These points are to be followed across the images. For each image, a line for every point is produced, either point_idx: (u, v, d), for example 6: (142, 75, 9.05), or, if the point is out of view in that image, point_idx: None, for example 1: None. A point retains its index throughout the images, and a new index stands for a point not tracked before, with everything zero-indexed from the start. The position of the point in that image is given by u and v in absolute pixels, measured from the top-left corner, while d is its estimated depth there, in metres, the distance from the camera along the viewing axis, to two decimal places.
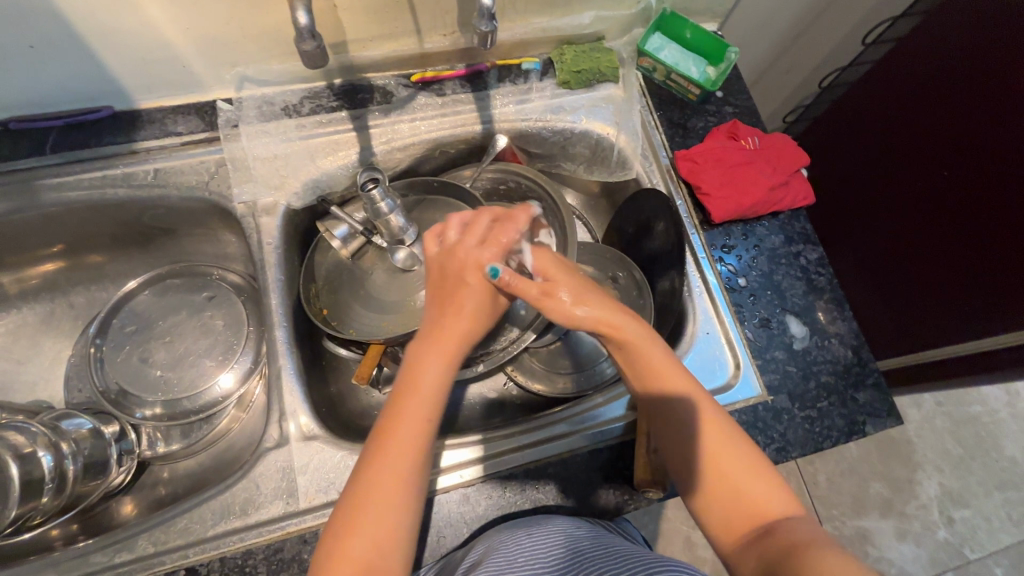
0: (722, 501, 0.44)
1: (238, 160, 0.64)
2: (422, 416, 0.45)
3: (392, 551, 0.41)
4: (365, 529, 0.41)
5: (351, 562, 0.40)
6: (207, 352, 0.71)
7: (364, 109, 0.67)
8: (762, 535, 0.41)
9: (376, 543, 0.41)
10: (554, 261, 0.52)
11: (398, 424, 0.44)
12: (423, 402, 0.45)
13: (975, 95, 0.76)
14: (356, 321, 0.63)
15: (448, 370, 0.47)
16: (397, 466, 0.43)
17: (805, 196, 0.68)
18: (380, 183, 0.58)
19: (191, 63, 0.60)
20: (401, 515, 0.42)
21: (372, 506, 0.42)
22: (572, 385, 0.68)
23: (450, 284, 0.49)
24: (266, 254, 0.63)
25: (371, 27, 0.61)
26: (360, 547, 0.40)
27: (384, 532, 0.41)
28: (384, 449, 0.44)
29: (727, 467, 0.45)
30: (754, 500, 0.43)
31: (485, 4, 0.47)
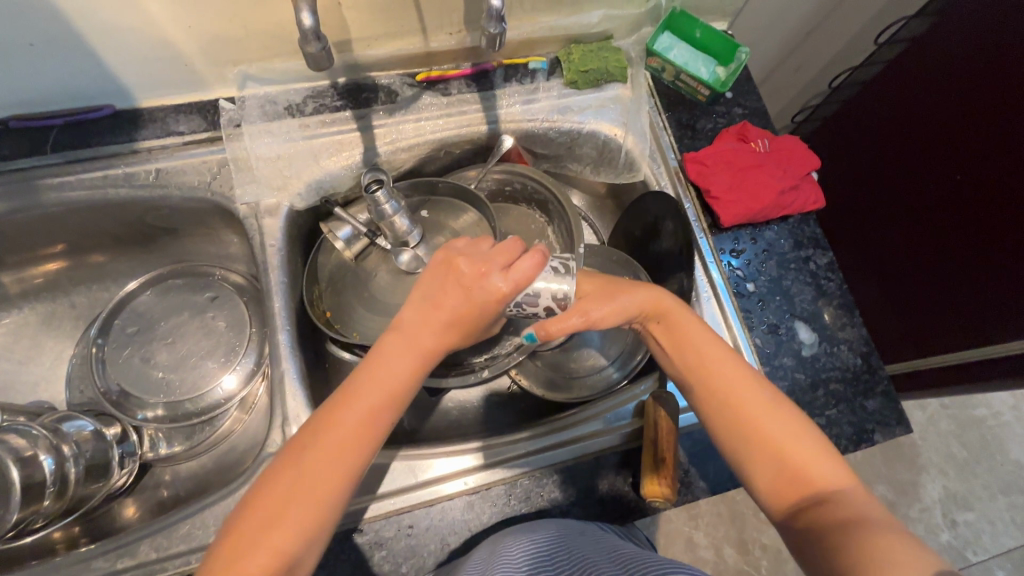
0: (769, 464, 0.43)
1: (240, 160, 0.63)
2: (370, 418, 0.44)
3: (309, 546, 0.41)
4: (293, 519, 0.40)
5: (266, 553, 0.39)
6: (210, 352, 0.70)
7: (368, 109, 0.66)
8: (819, 501, 0.40)
9: (296, 532, 0.40)
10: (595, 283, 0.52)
11: (347, 414, 0.43)
12: (375, 409, 0.44)
13: (998, 94, 0.73)
14: (359, 323, 0.63)
15: (413, 378, 0.46)
16: (332, 465, 0.42)
17: (817, 200, 0.67)
18: (384, 184, 0.58)
19: (194, 60, 0.59)
20: (329, 510, 0.42)
21: (303, 500, 0.41)
22: (577, 391, 0.67)
23: (449, 283, 0.46)
24: (269, 256, 0.62)
25: (378, 25, 0.60)
26: (280, 536, 0.40)
27: (309, 525, 0.41)
28: (326, 439, 0.43)
29: (777, 431, 0.44)
30: (801, 465, 0.42)
31: (495, 5, 0.46)
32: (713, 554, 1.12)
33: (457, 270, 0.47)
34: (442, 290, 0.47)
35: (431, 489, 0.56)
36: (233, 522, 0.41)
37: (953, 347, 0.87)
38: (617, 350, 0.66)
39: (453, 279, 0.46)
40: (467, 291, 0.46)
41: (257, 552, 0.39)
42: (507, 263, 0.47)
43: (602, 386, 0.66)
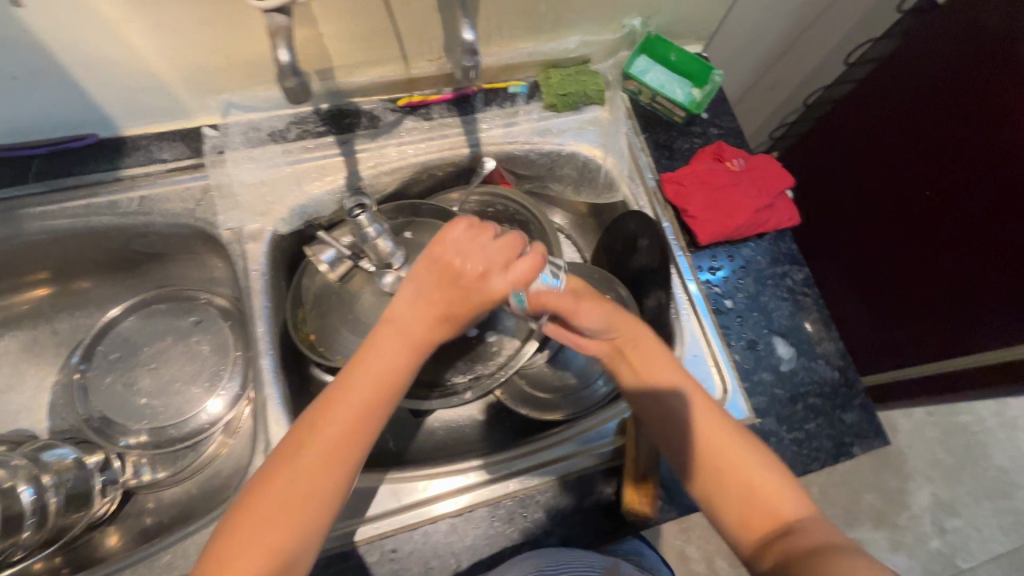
0: (731, 495, 0.45)
1: (224, 187, 0.64)
2: (369, 415, 0.44)
3: (304, 549, 0.41)
4: (287, 522, 0.40)
5: (259, 557, 0.39)
6: (194, 377, 0.70)
7: (351, 134, 0.67)
8: (784, 534, 0.42)
9: (289, 537, 0.40)
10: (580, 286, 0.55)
11: (340, 411, 0.43)
12: (373, 407, 0.43)
13: (962, 113, 0.76)
14: (343, 347, 0.64)
15: (411, 373, 0.45)
16: (329, 465, 0.42)
17: (791, 217, 0.69)
18: (368, 208, 0.60)
19: (177, 89, 0.60)
20: (325, 511, 0.42)
21: (298, 501, 0.41)
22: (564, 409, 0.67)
23: (446, 283, 0.44)
24: (252, 281, 0.63)
25: (360, 53, 0.62)
26: (275, 540, 0.40)
27: (305, 528, 0.41)
28: (320, 438, 0.42)
29: (741, 472, 0.46)
30: (763, 494, 0.44)
31: (468, 39, 0.47)
32: (705, 567, 1.12)
33: (455, 274, 0.44)
34: (439, 287, 0.44)
35: (425, 508, 0.56)
36: (227, 524, 0.41)
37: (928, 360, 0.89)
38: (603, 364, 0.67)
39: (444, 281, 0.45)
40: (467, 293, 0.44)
41: (251, 554, 0.39)
42: (507, 261, 0.45)
43: (588, 404, 0.66)
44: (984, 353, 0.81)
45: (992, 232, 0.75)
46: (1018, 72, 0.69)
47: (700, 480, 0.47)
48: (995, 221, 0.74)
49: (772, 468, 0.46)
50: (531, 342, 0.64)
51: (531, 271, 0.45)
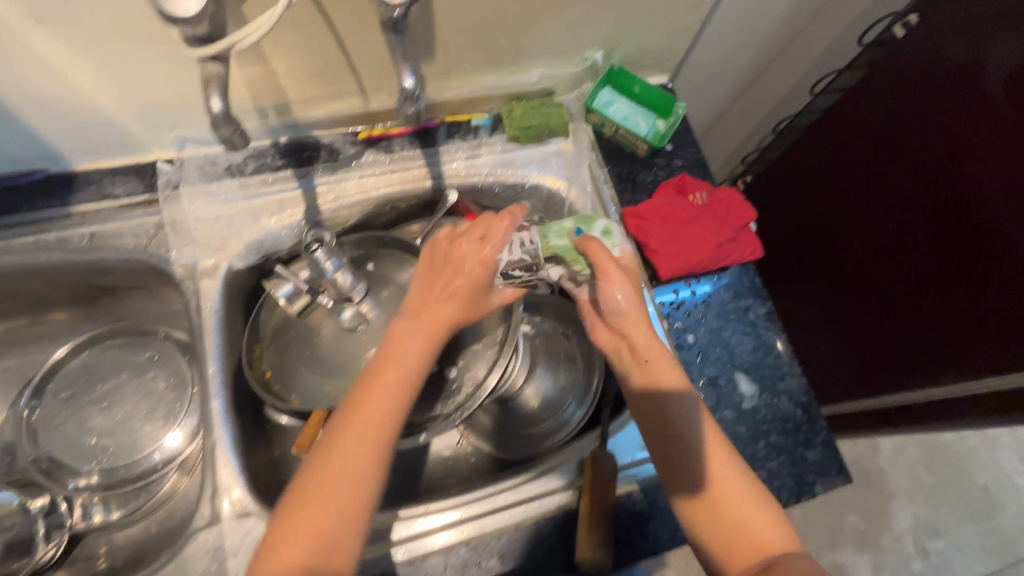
0: (723, 520, 0.47)
1: (177, 222, 0.63)
2: (395, 392, 0.47)
3: (348, 528, 0.43)
4: (330, 500, 0.43)
5: (305, 538, 0.42)
6: (149, 415, 0.68)
7: (310, 167, 0.67)
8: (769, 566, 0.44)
9: (333, 516, 0.43)
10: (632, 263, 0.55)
11: (369, 392, 0.47)
12: (398, 383, 0.47)
13: (922, 142, 0.77)
14: (300, 386, 0.63)
15: (429, 350, 0.49)
16: (364, 444, 0.45)
17: (754, 250, 0.69)
18: (323, 244, 0.61)
19: (127, 125, 0.59)
20: (366, 487, 0.44)
21: (341, 478, 0.44)
22: (540, 439, 0.68)
23: (439, 269, 0.50)
24: (205, 319, 0.61)
25: (315, 88, 0.61)
26: (319, 520, 0.42)
27: (348, 508, 0.43)
28: (355, 418, 0.46)
29: (737, 506, 0.47)
30: (754, 529, 0.46)
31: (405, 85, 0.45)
32: None
33: (443, 256, 0.51)
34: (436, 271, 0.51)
35: (422, 540, 0.56)
36: (280, 510, 0.44)
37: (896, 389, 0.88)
38: (574, 389, 0.70)
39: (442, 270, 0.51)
40: (458, 267, 0.50)
41: (300, 534, 0.42)
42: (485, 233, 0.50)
43: (564, 430, 0.68)
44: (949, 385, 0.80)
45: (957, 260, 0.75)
46: (974, 103, 0.70)
47: (693, 497, 0.49)
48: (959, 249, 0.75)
49: (767, 505, 0.48)
50: (494, 372, 0.63)
51: (503, 230, 0.50)
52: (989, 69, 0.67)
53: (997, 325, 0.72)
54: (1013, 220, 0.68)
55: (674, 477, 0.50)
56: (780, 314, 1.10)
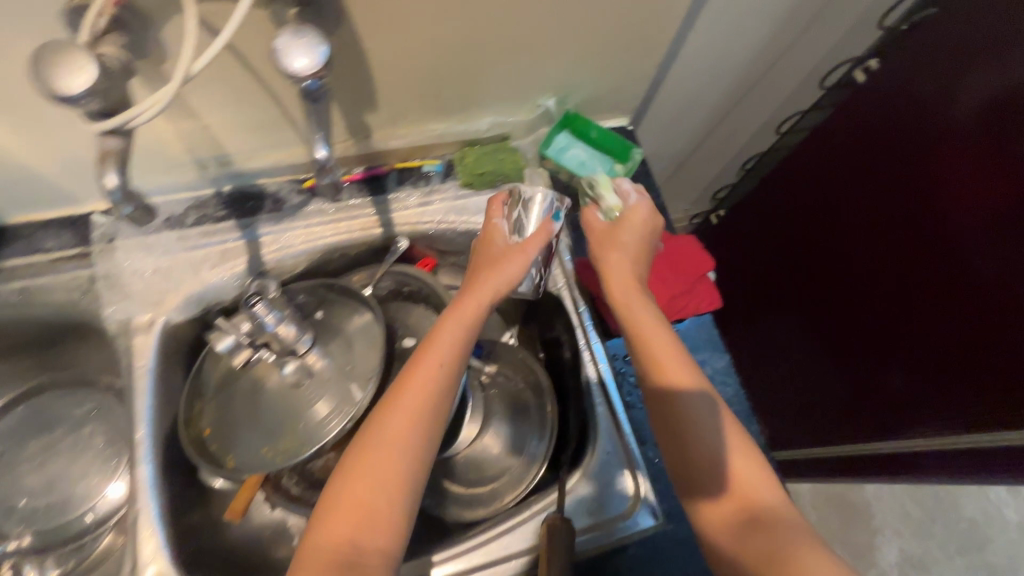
0: (708, 476, 0.45)
1: (112, 275, 0.61)
2: (438, 361, 0.48)
3: (393, 496, 0.43)
4: (374, 460, 0.44)
5: (349, 502, 0.42)
6: (84, 473, 0.66)
7: (254, 218, 0.65)
8: (757, 525, 0.42)
9: (377, 482, 0.43)
10: (634, 232, 0.59)
11: (421, 360, 0.48)
12: (448, 354, 0.48)
13: (895, 182, 0.74)
14: (241, 448, 0.60)
15: (472, 327, 0.50)
16: (408, 411, 0.46)
17: (712, 301, 0.67)
18: (264, 297, 0.57)
19: (57, 180, 0.57)
20: (408, 454, 0.45)
21: (383, 446, 0.44)
22: (507, 492, 0.64)
23: (484, 255, 0.56)
24: (137, 378, 0.59)
25: (254, 140, 0.60)
26: (364, 481, 0.43)
27: (394, 474, 0.44)
28: (405, 385, 0.47)
29: (723, 462, 0.45)
30: (741, 481, 0.44)
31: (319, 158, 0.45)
32: None
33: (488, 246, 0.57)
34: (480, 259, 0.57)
35: None
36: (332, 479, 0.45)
37: (868, 439, 0.84)
38: (539, 427, 0.67)
39: (483, 252, 0.57)
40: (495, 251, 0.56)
41: (344, 496, 0.43)
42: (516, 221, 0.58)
43: (528, 476, 0.64)
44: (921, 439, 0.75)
45: (932, 304, 0.71)
46: (944, 144, 0.67)
47: (678, 460, 0.47)
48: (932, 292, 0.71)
49: (760, 465, 0.45)
50: None
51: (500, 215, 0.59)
52: (958, 105, 0.65)
53: (970, 370, 0.68)
54: (984, 259, 0.65)
55: (669, 441, 0.48)
56: (761, 352, 1.11)
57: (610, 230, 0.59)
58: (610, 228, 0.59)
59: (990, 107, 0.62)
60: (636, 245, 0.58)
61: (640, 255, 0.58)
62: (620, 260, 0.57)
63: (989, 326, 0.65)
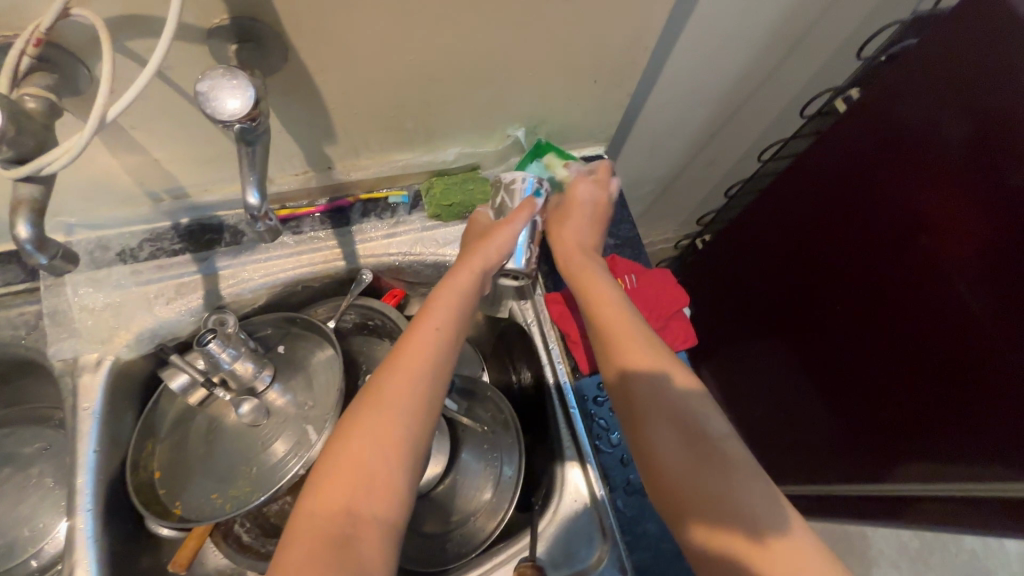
0: (660, 407, 0.46)
1: (60, 313, 0.59)
2: (433, 328, 0.47)
3: (392, 464, 0.41)
4: (371, 425, 0.42)
5: (346, 465, 0.40)
6: (30, 516, 0.63)
7: (211, 251, 0.63)
8: (707, 458, 0.43)
9: (377, 444, 0.41)
10: (587, 201, 0.63)
11: (416, 327, 0.47)
12: (444, 324, 0.48)
13: (883, 214, 0.72)
14: (187, 492, 0.58)
15: (463, 301, 0.50)
16: (409, 377, 0.44)
17: (686, 337, 0.66)
18: (219, 333, 0.54)
19: None
20: (409, 420, 0.43)
21: (382, 410, 0.43)
22: (477, 532, 0.62)
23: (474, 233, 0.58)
24: (80, 422, 0.56)
25: (209, 173, 0.58)
26: (363, 441, 0.41)
27: (393, 441, 0.42)
28: (403, 353, 0.46)
29: (674, 393, 0.47)
30: (689, 410, 0.46)
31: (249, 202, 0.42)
32: None
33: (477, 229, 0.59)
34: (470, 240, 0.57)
35: None
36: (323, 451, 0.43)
37: (864, 478, 0.82)
38: (503, 460, 0.64)
39: (470, 233, 0.59)
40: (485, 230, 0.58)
41: (343, 462, 0.41)
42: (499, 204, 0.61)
43: (499, 511, 0.62)
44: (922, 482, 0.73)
45: (925, 341, 0.69)
46: (930, 177, 0.65)
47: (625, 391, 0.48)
48: (926, 328, 0.69)
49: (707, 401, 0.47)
50: None
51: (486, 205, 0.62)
52: (947, 135, 0.63)
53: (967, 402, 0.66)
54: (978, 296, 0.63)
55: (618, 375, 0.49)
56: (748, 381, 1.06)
57: (567, 202, 0.63)
58: (567, 200, 0.63)
59: (979, 139, 0.60)
60: (592, 215, 0.63)
61: (595, 222, 0.63)
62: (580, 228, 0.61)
63: (981, 357, 0.64)
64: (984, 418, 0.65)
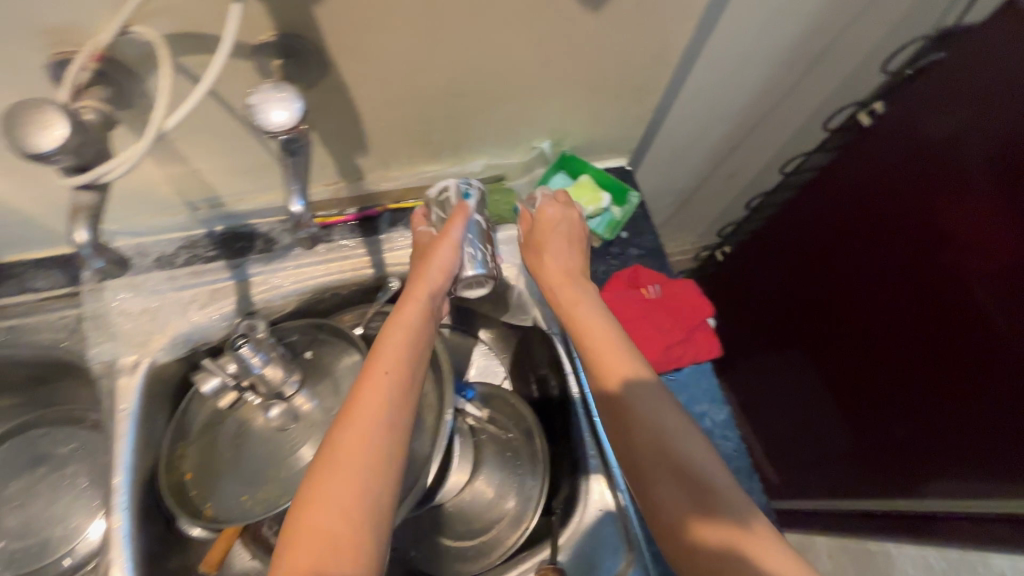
0: (657, 459, 0.47)
1: (100, 316, 0.60)
2: (383, 372, 0.47)
3: (357, 525, 0.40)
4: (330, 488, 0.41)
5: (311, 532, 0.39)
6: (65, 515, 0.64)
7: (244, 258, 0.65)
8: (705, 504, 0.43)
9: (338, 508, 0.40)
10: (559, 228, 0.63)
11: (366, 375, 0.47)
12: (394, 365, 0.48)
13: (904, 227, 0.73)
14: (218, 494, 0.58)
15: (413, 340, 0.51)
16: (366, 430, 0.43)
17: (711, 348, 0.64)
18: (251, 338, 0.55)
19: (48, 222, 0.58)
20: (369, 475, 0.42)
21: (340, 471, 0.41)
22: (500, 541, 0.61)
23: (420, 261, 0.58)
24: (116, 422, 0.58)
25: (246, 183, 0.60)
26: (329, 503, 0.40)
27: (355, 499, 0.41)
28: (356, 405, 0.45)
29: (665, 438, 0.47)
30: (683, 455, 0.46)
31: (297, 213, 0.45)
32: None
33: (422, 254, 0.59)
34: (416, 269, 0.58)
35: None
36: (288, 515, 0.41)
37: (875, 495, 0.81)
38: (528, 471, 0.64)
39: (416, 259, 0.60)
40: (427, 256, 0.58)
41: (308, 528, 0.39)
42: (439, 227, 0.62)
43: (522, 521, 0.61)
44: (931, 500, 0.71)
45: (946, 355, 0.69)
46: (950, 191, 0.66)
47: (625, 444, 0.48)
48: (946, 342, 0.69)
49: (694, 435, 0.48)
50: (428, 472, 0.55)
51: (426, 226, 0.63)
52: (967, 150, 0.63)
53: (983, 425, 0.66)
54: (999, 311, 0.62)
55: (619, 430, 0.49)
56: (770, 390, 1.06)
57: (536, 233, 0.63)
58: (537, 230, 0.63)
59: (996, 156, 0.60)
60: (566, 241, 0.62)
61: (569, 248, 0.62)
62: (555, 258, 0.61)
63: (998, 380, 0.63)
64: (998, 442, 0.63)
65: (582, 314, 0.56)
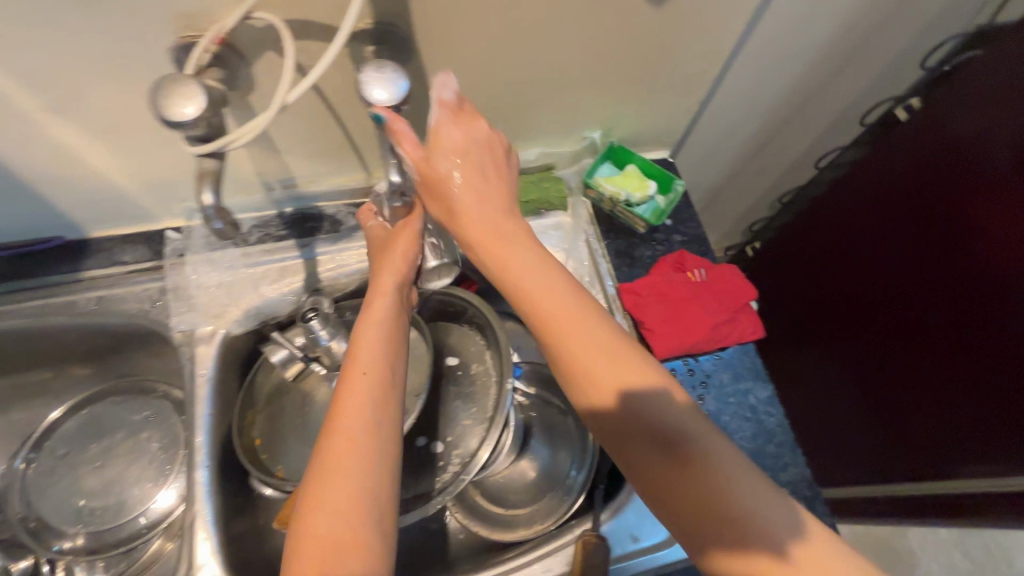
0: (650, 444, 0.40)
1: (180, 289, 0.65)
2: (360, 369, 0.43)
3: (359, 526, 0.37)
4: (329, 489, 0.37)
5: (316, 538, 0.36)
6: (138, 477, 0.68)
7: (312, 237, 0.68)
8: (698, 477, 0.39)
9: (337, 511, 0.37)
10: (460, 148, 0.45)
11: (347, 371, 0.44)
12: (371, 362, 0.44)
13: (941, 228, 0.81)
14: (287, 458, 0.61)
15: (386, 333, 0.47)
16: (355, 427, 0.40)
17: (755, 330, 0.67)
18: (319, 312, 0.60)
19: (139, 199, 0.62)
20: (364, 471, 0.39)
21: (332, 476, 0.38)
22: (548, 516, 0.63)
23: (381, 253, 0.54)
24: (197, 386, 0.62)
25: (320, 166, 0.64)
26: (329, 503, 0.37)
27: (353, 500, 0.37)
28: (340, 402, 0.41)
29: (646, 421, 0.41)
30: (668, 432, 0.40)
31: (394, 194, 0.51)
32: None
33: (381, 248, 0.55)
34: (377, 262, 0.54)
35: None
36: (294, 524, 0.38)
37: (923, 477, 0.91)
38: (575, 449, 0.67)
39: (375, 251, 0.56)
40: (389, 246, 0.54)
41: (313, 537, 0.36)
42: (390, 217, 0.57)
43: (569, 496, 0.64)
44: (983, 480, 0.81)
45: (983, 344, 0.77)
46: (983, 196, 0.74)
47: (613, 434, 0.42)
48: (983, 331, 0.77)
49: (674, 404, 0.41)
50: (490, 438, 0.59)
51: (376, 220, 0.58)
52: (998, 159, 0.71)
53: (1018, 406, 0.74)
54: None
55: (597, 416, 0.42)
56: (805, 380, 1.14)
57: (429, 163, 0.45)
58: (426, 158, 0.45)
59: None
60: (473, 169, 0.46)
61: (481, 178, 0.46)
62: (470, 201, 0.45)
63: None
64: None
65: (518, 272, 0.44)
